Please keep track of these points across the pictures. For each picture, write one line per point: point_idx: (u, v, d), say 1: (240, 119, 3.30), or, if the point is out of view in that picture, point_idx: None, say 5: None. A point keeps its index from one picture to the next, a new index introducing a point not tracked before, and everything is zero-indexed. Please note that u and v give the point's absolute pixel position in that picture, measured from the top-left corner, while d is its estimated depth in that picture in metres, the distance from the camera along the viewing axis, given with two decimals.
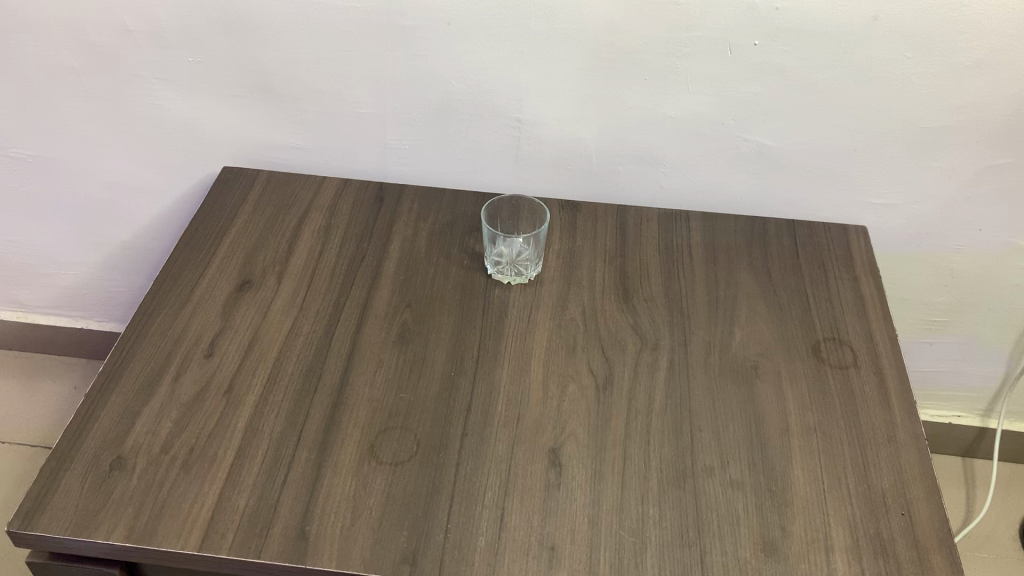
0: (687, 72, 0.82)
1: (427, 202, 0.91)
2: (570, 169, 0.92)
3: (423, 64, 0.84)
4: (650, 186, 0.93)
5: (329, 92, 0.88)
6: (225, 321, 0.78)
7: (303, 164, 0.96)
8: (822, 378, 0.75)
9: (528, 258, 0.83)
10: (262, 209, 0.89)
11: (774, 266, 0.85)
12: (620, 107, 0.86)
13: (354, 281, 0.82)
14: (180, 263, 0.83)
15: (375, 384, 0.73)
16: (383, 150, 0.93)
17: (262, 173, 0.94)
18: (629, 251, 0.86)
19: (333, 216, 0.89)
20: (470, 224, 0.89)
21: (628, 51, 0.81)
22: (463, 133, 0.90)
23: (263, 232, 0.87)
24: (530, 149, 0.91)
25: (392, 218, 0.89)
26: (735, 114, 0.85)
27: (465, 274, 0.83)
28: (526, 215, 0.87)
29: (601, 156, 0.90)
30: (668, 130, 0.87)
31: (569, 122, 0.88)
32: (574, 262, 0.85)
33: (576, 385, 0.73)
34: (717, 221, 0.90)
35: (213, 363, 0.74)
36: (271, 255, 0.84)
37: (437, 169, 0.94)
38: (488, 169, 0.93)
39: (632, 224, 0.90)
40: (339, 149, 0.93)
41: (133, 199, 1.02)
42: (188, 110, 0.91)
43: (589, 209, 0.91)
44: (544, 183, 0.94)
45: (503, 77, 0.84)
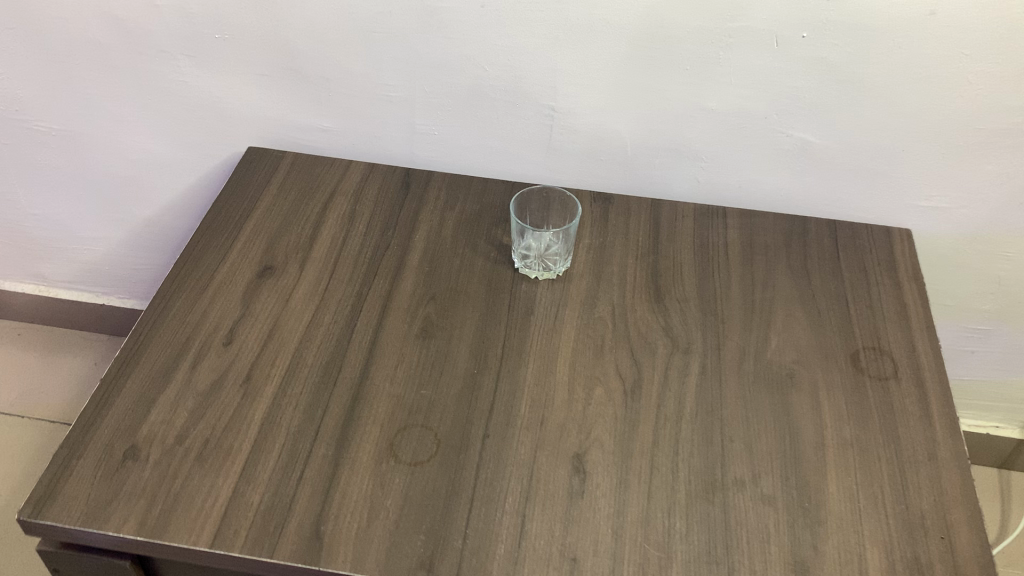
0: (730, 63, 0.78)
1: (454, 191, 0.88)
2: (604, 162, 0.89)
3: (455, 47, 0.81)
4: (685, 182, 0.89)
5: (358, 74, 0.85)
6: (245, 308, 0.76)
7: (329, 147, 0.93)
8: (860, 390, 0.72)
9: (557, 253, 0.81)
10: (286, 192, 0.87)
11: (814, 268, 0.82)
12: (657, 98, 0.82)
13: (378, 271, 0.80)
14: (201, 246, 0.81)
15: (396, 379, 0.71)
16: (412, 135, 0.90)
17: (287, 155, 0.92)
18: (663, 248, 0.83)
19: (358, 202, 0.86)
20: (498, 216, 0.86)
21: (669, 40, 0.77)
22: (495, 121, 0.87)
23: (287, 216, 0.85)
24: (563, 139, 0.87)
25: (419, 207, 0.86)
26: (779, 109, 0.81)
27: (491, 267, 0.81)
28: (556, 208, 0.83)
29: (636, 149, 0.87)
30: (707, 124, 0.84)
31: (605, 113, 0.84)
32: (605, 257, 0.82)
33: (603, 388, 0.71)
34: (755, 220, 0.87)
35: (231, 352, 0.72)
36: (294, 240, 0.82)
37: (467, 156, 0.91)
38: (518, 159, 0.90)
39: (667, 221, 0.86)
40: (366, 132, 0.91)
41: (157, 176, 1.00)
42: (214, 87, 0.89)
43: (622, 203, 0.88)
44: (575, 175, 0.91)
45: (537, 64, 0.81)
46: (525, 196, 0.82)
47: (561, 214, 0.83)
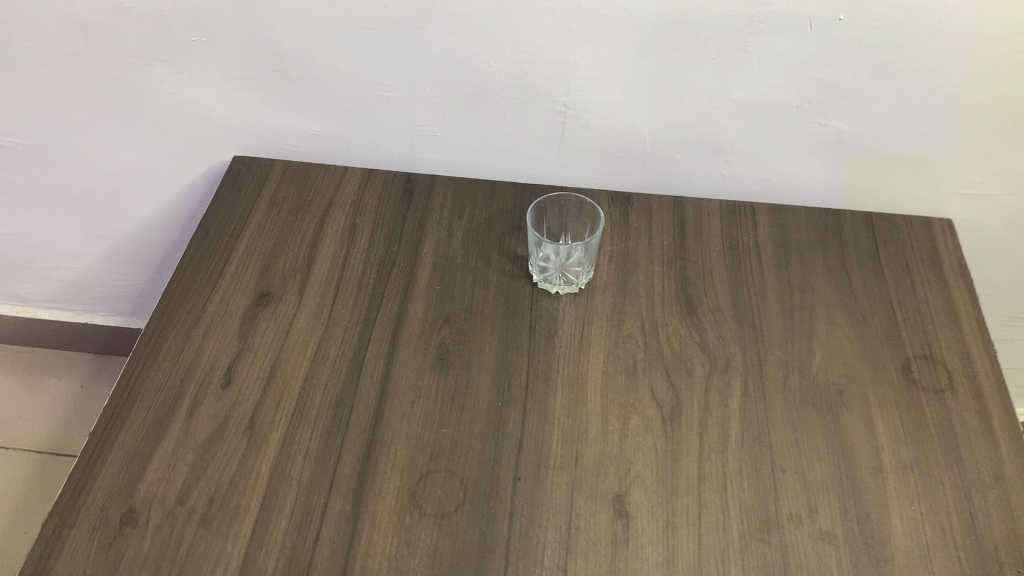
0: (760, 51, 0.72)
1: (461, 198, 0.82)
2: (621, 159, 0.82)
3: (457, 43, 0.74)
4: (709, 177, 0.83)
5: (351, 75, 0.78)
6: (242, 343, 0.69)
7: (321, 153, 0.86)
8: (915, 405, 0.66)
9: (578, 265, 0.75)
10: (279, 207, 0.80)
11: (853, 269, 0.76)
12: (679, 91, 0.76)
13: (385, 293, 0.73)
14: (189, 274, 0.74)
15: (413, 417, 0.65)
16: (411, 138, 0.83)
17: (277, 164, 0.85)
18: (690, 253, 0.77)
19: (358, 216, 0.80)
20: (511, 224, 0.80)
21: (693, 29, 0.71)
22: (503, 121, 0.80)
23: (281, 234, 0.78)
24: (576, 136, 0.81)
25: (424, 217, 0.80)
26: (812, 97, 0.75)
27: (508, 283, 0.75)
28: (574, 215, 0.77)
29: (656, 144, 0.80)
30: (733, 117, 0.77)
31: (622, 108, 0.78)
32: (629, 266, 0.76)
33: (640, 417, 0.65)
34: (786, 216, 0.81)
35: (231, 395, 0.66)
36: (291, 262, 0.76)
37: (472, 158, 0.84)
38: (528, 160, 0.83)
39: (692, 222, 0.80)
40: (361, 136, 0.84)
41: (137, 188, 0.93)
42: (194, 93, 0.82)
43: (643, 204, 0.82)
44: (590, 174, 0.84)
45: (548, 58, 0.74)
46: (545, 201, 0.75)
47: (578, 228, 0.77)
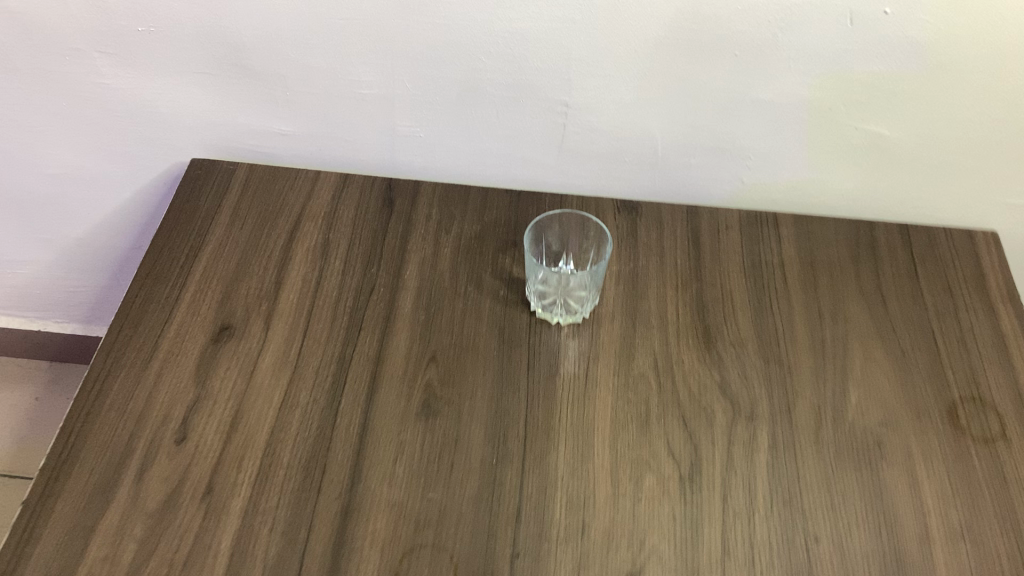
0: (792, 46, 0.62)
1: (449, 209, 0.73)
2: (629, 164, 0.73)
3: (444, 35, 0.64)
4: (728, 184, 0.74)
5: (322, 70, 0.68)
6: (200, 389, 0.61)
7: (290, 155, 0.77)
8: (965, 458, 0.59)
9: (582, 293, 0.66)
10: (242, 220, 0.71)
11: (890, 292, 0.68)
12: (697, 91, 0.66)
13: (362, 325, 0.64)
14: (140, 303, 0.65)
15: (395, 479, 0.56)
16: (391, 141, 0.74)
17: (240, 168, 0.76)
18: (708, 273, 0.69)
19: (332, 231, 0.71)
20: (505, 240, 0.71)
21: (715, 22, 0.61)
22: (496, 122, 0.71)
23: (244, 254, 0.69)
24: (578, 140, 0.71)
25: (407, 232, 0.71)
26: (848, 99, 0.66)
27: (502, 311, 0.66)
28: (575, 230, 0.67)
29: (669, 148, 0.71)
30: (758, 119, 0.68)
31: (631, 109, 0.68)
32: (639, 289, 0.68)
33: (654, 477, 0.57)
34: (812, 230, 0.72)
35: (187, 453, 0.57)
36: (256, 288, 0.67)
37: (460, 162, 0.75)
38: (524, 165, 0.74)
39: (708, 237, 0.71)
40: (336, 138, 0.74)
41: (86, 191, 0.83)
42: (143, 89, 0.72)
43: (653, 215, 0.73)
44: (593, 180, 0.75)
45: (547, 54, 0.65)
46: (544, 222, 0.67)
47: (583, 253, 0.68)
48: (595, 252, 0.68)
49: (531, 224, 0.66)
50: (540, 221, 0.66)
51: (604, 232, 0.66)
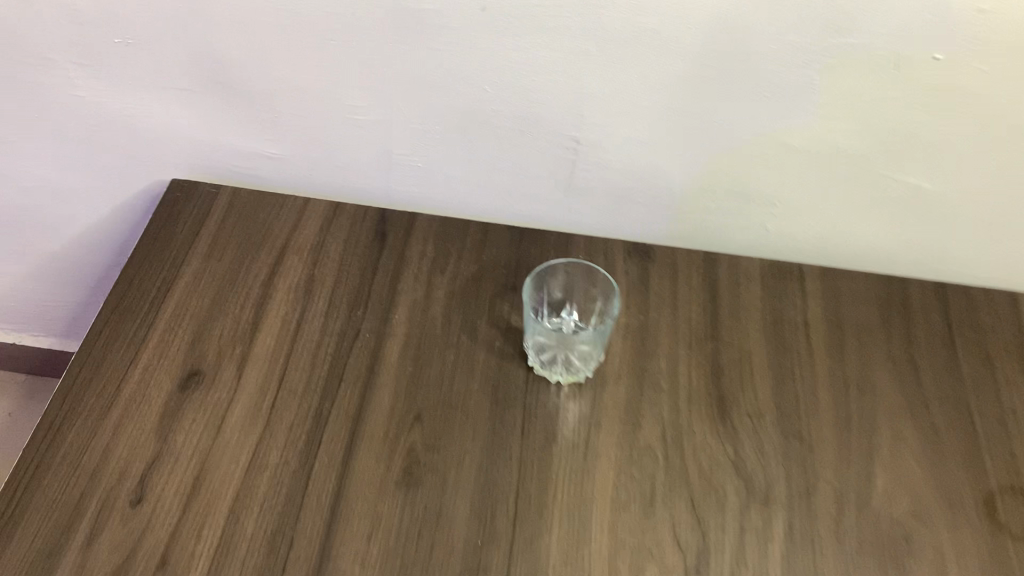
0: (829, 90, 0.56)
1: (445, 247, 0.67)
2: (643, 205, 0.67)
3: (445, 62, 0.58)
4: (751, 231, 0.68)
5: (312, 93, 0.63)
6: (162, 443, 0.55)
7: (278, 179, 0.71)
8: (1004, 558, 0.53)
9: (586, 351, 0.60)
10: (221, 251, 0.66)
11: (923, 361, 0.62)
12: (720, 132, 0.60)
13: (343, 376, 0.59)
14: (104, 342, 0.60)
15: (368, 559, 0.51)
16: (386, 169, 0.68)
17: (224, 191, 0.71)
18: (724, 331, 0.63)
19: (317, 267, 0.65)
20: (503, 284, 0.65)
21: (744, 60, 0.55)
22: (500, 155, 0.65)
23: (221, 290, 0.63)
24: (588, 178, 0.66)
25: (398, 271, 0.65)
26: (888, 148, 0.60)
27: (497, 365, 0.60)
28: (581, 280, 0.62)
29: (688, 191, 0.65)
30: (786, 165, 0.62)
31: (647, 148, 0.62)
32: (648, 347, 0.62)
33: (656, 568, 0.51)
34: (839, 287, 0.67)
35: (142, 517, 0.52)
36: (231, 329, 0.61)
37: (460, 195, 0.69)
38: (529, 201, 0.68)
39: (726, 290, 0.66)
40: (326, 163, 0.68)
41: (61, 206, 0.77)
42: (119, 104, 0.66)
43: (667, 262, 0.67)
44: (603, 221, 0.69)
45: (557, 87, 0.59)
46: (545, 271, 0.61)
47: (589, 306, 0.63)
48: (602, 306, 0.62)
49: (531, 273, 0.60)
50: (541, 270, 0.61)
51: (611, 284, 0.60)
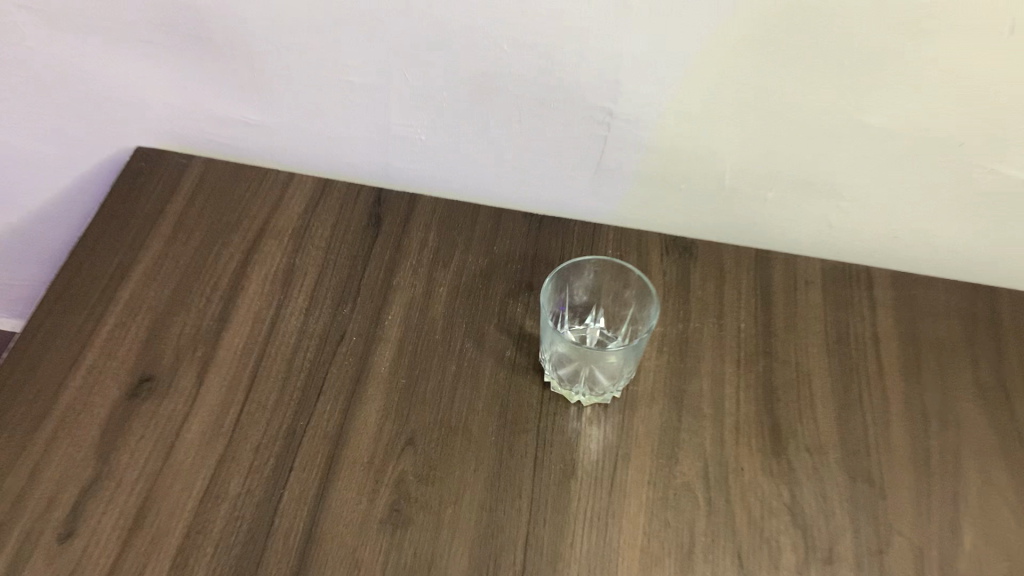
0: (925, 59, 0.46)
1: (450, 237, 0.58)
2: (686, 194, 0.57)
3: (455, 15, 0.48)
4: (810, 227, 0.57)
5: (295, 52, 0.52)
6: (102, 463, 0.46)
7: (258, 155, 0.61)
8: None
9: (614, 370, 0.49)
10: (188, 234, 0.56)
11: (1017, 389, 0.52)
12: (784, 109, 0.50)
13: (323, 388, 0.49)
14: (42, 339, 0.51)
15: None
16: (383, 144, 0.58)
17: (196, 164, 0.61)
18: (778, 348, 0.53)
19: (298, 256, 0.55)
20: (517, 282, 0.56)
21: (823, 18, 0.45)
22: (518, 130, 0.55)
23: (184, 280, 0.54)
24: (622, 160, 0.55)
25: (394, 263, 0.55)
26: (989, 133, 0.49)
27: (508, 380, 0.51)
28: (610, 283, 0.52)
29: (740, 178, 0.55)
30: (862, 150, 0.52)
31: (695, 125, 0.52)
32: (688, 363, 0.52)
33: None
34: (915, 298, 0.56)
35: (70, 555, 0.43)
36: (192, 329, 0.52)
37: (470, 176, 0.59)
38: (551, 185, 0.58)
39: (781, 299, 0.56)
40: (314, 135, 0.58)
41: (11, 177, 0.68)
42: (71, 63, 0.56)
43: (711, 263, 0.57)
44: (636, 211, 0.59)
45: (590, 48, 0.49)
46: (569, 271, 0.51)
47: (620, 313, 0.53)
48: (636, 315, 0.52)
49: (553, 273, 0.50)
50: (564, 270, 0.50)
51: (649, 290, 0.49)
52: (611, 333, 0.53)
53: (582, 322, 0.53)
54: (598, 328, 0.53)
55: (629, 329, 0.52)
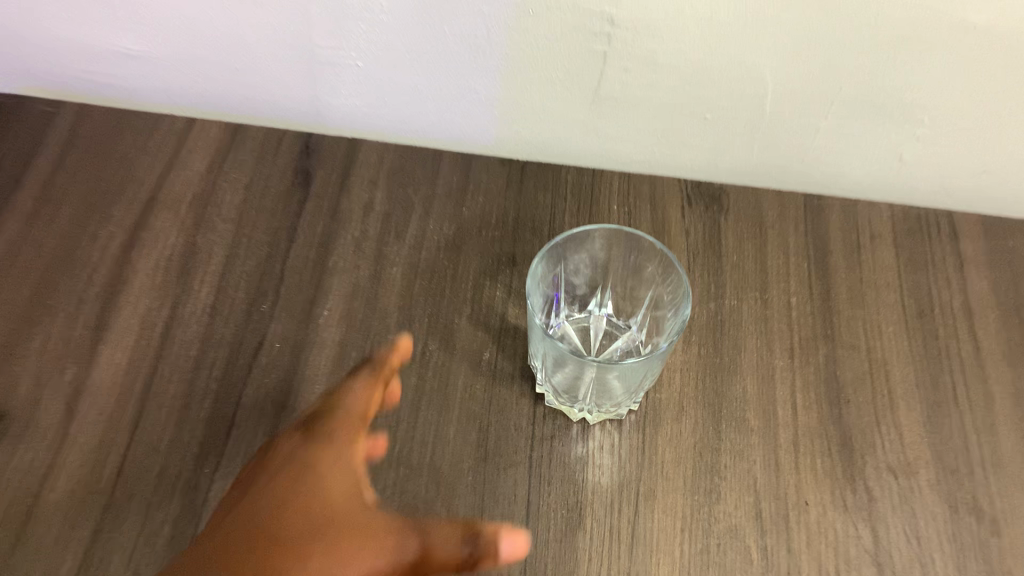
0: None
1: (404, 199, 0.44)
2: (712, 126, 0.43)
3: None
4: (875, 165, 0.44)
5: None
6: None
7: (145, 101, 0.46)
8: None
9: (632, 385, 0.36)
10: (56, 213, 0.42)
11: None
12: (856, 7, 0.36)
13: (237, 421, 0.37)
14: None
15: None
16: (306, 80, 0.43)
17: (67, 112, 0.46)
18: (843, 330, 0.40)
19: (201, 234, 0.42)
20: (495, 256, 0.42)
21: None
22: (482, 50, 0.40)
23: (50, 278, 0.40)
24: (628, 86, 0.41)
25: (330, 239, 0.42)
26: None
27: (487, 393, 0.38)
28: (621, 259, 0.39)
29: (787, 104, 0.41)
30: (957, 61, 0.38)
31: (731, 33, 0.37)
32: (725, 357, 0.39)
33: None
34: (1014, 251, 0.43)
35: None
36: (59, 343, 0.38)
37: (425, 116, 0.45)
38: (534, 123, 0.44)
39: (842, 262, 0.42)
40: (209, 69, 0.43)
41: None
42: None
43: (747, 217, 0.44)
44: (646, 153, 0.45)
45: None
46: (565, 248, 0.38)
47: (634, 298, 0.40)
48: (655, 301, 0.39)
49: (544, 253, 0.37)
50: (557, 248, 0.38)
51: (674, 275, 0.37)
52: (621, 322, 0.41)
53: (584, 308, 0.41)
54: (604, 316, 0.41)
55: (646, 318, 0.40)
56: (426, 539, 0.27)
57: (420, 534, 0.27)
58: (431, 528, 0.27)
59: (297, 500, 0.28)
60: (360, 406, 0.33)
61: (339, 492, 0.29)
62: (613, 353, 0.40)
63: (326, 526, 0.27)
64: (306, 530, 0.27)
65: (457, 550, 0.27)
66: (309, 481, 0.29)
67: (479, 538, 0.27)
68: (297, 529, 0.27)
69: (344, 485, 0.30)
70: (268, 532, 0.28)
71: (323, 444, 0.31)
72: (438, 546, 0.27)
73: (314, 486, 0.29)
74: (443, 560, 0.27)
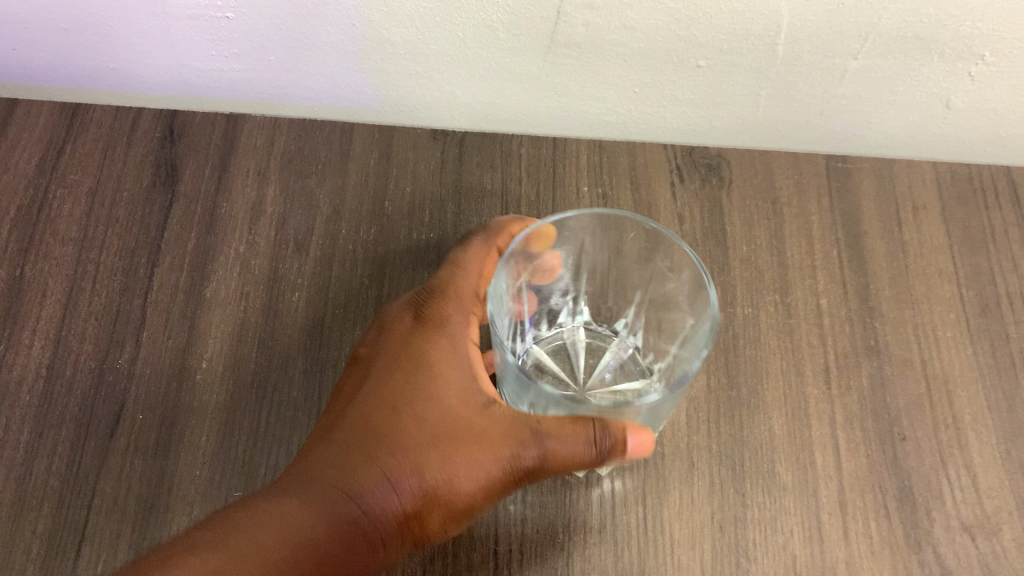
0: None
1: (308, 192, 0.33)
2: (705, 74, 0.32)
3: None
4: (911, 112, 0.34)
5: None
6: None
7: None
8: None
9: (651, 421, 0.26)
10: None
11: None
12: None
13: (88, 526, 0.26)
14: None
15: None
16: (157, 42, 0.32)
17: None
18: (889, 340, 0.31)
19: (31, 265, 0.31)
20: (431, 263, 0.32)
21: None
22: None
23: None
24: (594, 31, 0.30)
25: (210, 259, 0.31)
26: None
27: None
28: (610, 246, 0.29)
29: (805, 44, 0.31)
30: None
31: None
32: (742, 388, 0.30)
33: None
34: None
35: None
36: None
37: (327, 80, 0.34)
38: (471, 83, 0.34)
39: (879, 245, 0.33)
40: (25, 33, 0.32)
41: None
42: None
43: (756, 190, 0.35)
44: (620, 112, 0.35)
45: None
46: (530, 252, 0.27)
47: (618, 299, 0.31)
48: (648, 295, 0.30)
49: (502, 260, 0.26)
50: (519, 256, 0.27)
51: (684, 275, 0.27)
52: (604, 329, 0.32)
53: (554, 322, 0.32)
54: (581, 326, 0.32)
55: (637, 317, 0.31)
56: (544, 449, 0.24)
57: (539, 440, 0.24)
58: (547, 432, 0.24)
59: (420, 390, 0.25)
60: (476, 281, 0.28)
61: (454, 387, 0.25)
62: (604, 371, 0.31)
63: (442, 435, 0.24)
64: (430, 425, 0.24)
65: (583, 453, 0.23)
66: (422, 369, 0.25)
67: (607, 437, 0.23)
68: (416, 428, 0.24)
69: (460, 377, 0.25)
70: (384, 430, 0.24)
71: (434, 335, 0.26)
72: (559, 453, 0.24)
73: (434, 372, 0.25)
74: (566, 463, 0.24)
